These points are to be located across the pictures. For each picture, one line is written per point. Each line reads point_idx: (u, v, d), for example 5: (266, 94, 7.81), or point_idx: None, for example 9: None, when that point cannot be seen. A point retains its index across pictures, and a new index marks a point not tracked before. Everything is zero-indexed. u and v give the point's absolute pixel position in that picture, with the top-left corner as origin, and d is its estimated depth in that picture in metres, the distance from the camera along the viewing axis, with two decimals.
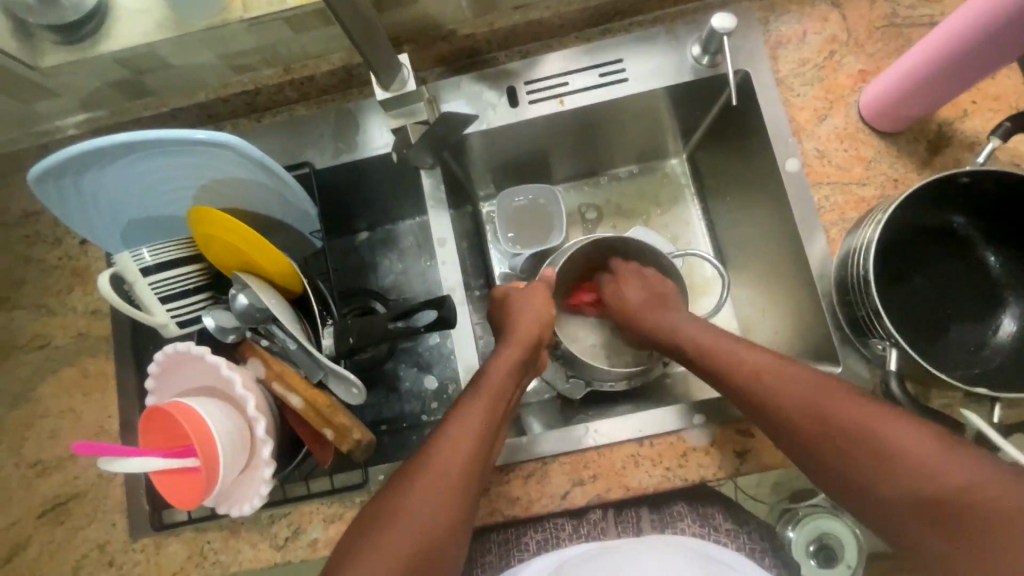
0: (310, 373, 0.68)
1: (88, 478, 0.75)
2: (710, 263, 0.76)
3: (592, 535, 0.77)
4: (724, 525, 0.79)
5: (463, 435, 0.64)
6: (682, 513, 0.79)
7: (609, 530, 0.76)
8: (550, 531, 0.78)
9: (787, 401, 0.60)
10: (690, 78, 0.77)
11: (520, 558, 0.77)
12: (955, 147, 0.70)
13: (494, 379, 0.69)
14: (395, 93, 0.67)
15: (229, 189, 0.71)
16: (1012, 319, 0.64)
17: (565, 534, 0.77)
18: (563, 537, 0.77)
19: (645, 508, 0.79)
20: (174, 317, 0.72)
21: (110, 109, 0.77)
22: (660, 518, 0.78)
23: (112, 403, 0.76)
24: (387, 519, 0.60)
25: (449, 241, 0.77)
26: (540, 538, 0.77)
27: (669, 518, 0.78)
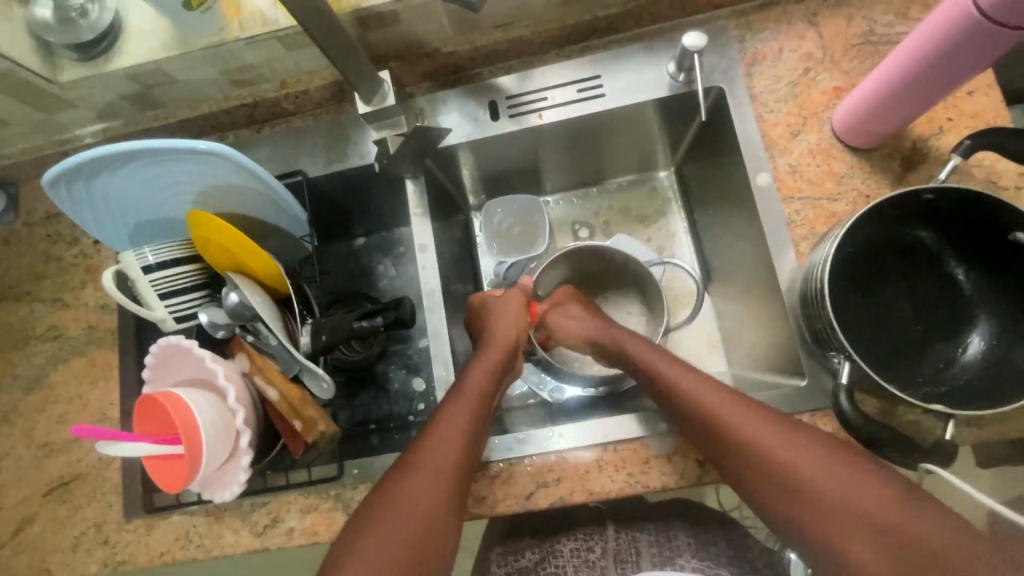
0: (287, 369, 0.74)
1: (91, 460, 0.80)
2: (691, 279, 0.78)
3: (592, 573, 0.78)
4: (725, 554, 0.78)
5: (447, 438, 0.66)
6: (682, 547, 0.77)
7: (611, 566, 0.77)
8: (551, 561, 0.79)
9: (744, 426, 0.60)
10: (667, 94, 0.79)
11: None
12: (930, 163, 0.70)
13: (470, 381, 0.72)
14: (376, 107, 0.71)
15: (223, 194, 0.76)
16: (980, 336, 0.64)
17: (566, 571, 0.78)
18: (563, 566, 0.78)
19: (645, 535, 0.80)
20: (172, 312, 0.77)
21: (125, 120, 0.84)
22: (660, 553, 0.77)
23: (114, 392, 0.82)
24: (381, 512, 0.62)
25: (430, 247, 0.81)
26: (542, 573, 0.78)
27: (669, 553, 0.77)
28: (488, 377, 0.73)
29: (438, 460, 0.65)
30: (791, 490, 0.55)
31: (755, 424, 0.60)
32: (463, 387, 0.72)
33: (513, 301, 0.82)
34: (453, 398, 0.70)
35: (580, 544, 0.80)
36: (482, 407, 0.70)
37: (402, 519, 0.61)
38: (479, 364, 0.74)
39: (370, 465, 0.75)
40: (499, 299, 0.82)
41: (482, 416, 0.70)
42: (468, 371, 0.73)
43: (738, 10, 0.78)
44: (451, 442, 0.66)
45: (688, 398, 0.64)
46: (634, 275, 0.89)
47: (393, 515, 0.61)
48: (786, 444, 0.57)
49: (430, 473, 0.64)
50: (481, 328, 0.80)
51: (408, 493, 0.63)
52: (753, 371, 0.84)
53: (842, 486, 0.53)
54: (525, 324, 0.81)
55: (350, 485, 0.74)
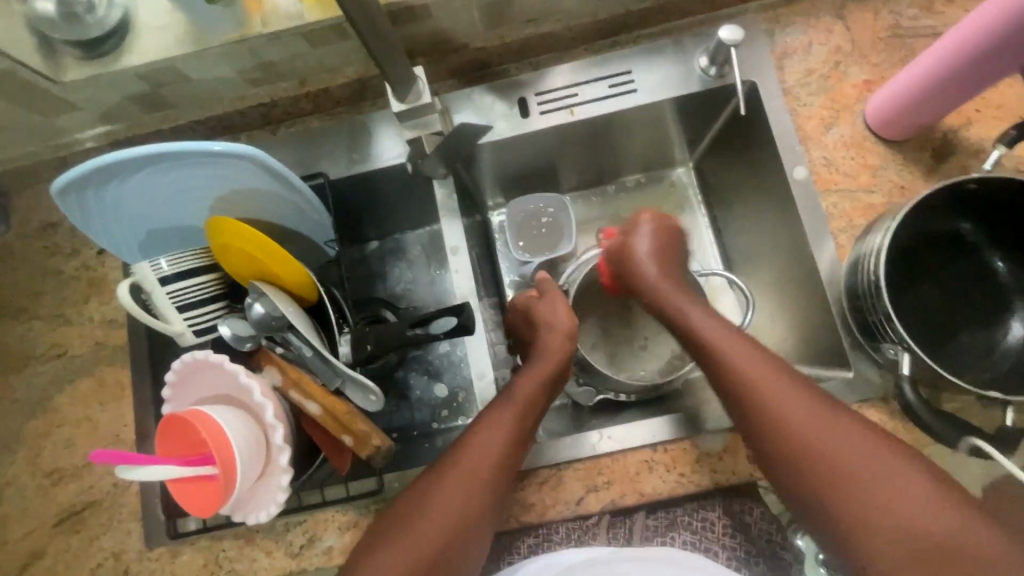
0: (328, 382, 0.69)
1: (105, 486, 0.75)
2: (725, 276, 0.75)
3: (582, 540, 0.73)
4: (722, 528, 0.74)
5: (487, 450, 0.64)
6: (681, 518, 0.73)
7: (600, 535, 0.73)
8: (544, 534, 0.74)
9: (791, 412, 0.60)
10: (698, 88, 0.78)
11: (510, 562, 0.75)
12: (960, 154, 0.72)
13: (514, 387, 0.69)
14: (410, 105, 0.68)
15: (246, 199, 0.72)
16: (1021, 323, 0.65)
17: (557, 539, 0.73)
18: (555, 541, 0.73)
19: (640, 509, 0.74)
20: (191, 325, 0.74)
21: (130, 123, 0.79)
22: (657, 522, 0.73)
23: (128, 412, 0.77)
24: (419, 506, 0.62)
25: (462, 249, 0.78)
26: (532, 542, 0.74)
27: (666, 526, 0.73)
28: (537, 385, 0.70)
29: (475, 468, 0.63)
30: (824, 471, 0.58)
31: (801, 408, 0.61)
32: (507, 398, 0.68)
33: (556, 301, 0.77)
34: (498, 407, 0.67)
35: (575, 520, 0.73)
36: (525, 416, 0.67)
37: (435, 524, 0.61)
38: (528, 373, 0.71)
39: (411, 477, 0.72)
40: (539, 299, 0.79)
41: (527, 427, 0.67)
42: (514, 380, 0.71)
43: (766, 4, 0.78)
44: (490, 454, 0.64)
45: (731, 370, 0.65)
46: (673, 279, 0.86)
47: (427, 519, 0.61)
48: (830, 428, 0.59)
49: (468, 480, 0.63)
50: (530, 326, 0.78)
51: (441, 503, 0.62)
52: None
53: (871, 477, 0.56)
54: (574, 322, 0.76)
55: (391, 499, 0.72)
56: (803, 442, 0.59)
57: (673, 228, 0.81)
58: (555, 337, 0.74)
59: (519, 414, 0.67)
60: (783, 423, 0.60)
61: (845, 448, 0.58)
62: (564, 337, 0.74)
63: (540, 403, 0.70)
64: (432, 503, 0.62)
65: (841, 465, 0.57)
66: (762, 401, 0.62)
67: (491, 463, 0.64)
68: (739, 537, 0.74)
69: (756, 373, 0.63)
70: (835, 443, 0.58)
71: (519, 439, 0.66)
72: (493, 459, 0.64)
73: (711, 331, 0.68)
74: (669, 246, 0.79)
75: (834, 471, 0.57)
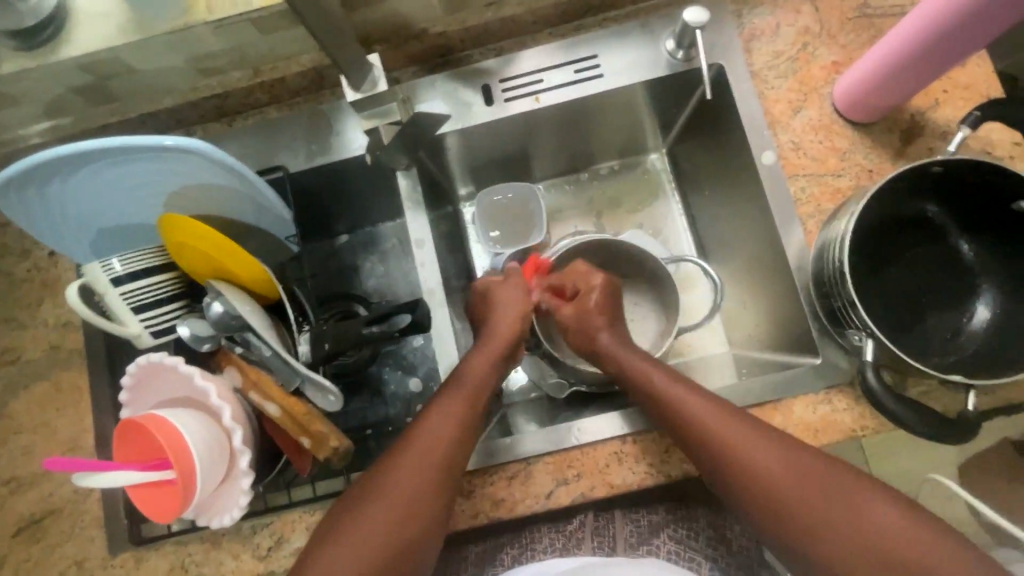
0: (287, 382, 0.67)
1: (65, 493, 0.73)
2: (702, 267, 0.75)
3: (567, 547, 0.79)
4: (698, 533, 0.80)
5: (435, 441, 0.63)
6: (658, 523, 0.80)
7: (585, 541, 0.78)
8: (528, 543, 0.80)
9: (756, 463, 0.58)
10: (665, 73, 0.77)
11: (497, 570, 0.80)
12: (929, 136, 0.71)
13: (473, 377, 0.68)
14: (365, 94, 0.66)
15: (199, 195, 0.70)
16: (987, 305, 0.65)
17: (542, 546, 0.79)
18: (538, 548, 0.78)
19: (619, 513, 0.80)
20: (148, 327, 0.71)
21: (78, 116, 0.76)
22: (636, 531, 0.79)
23: (86, 417, 0.75)
24: (377, 488, 0.61)
25: (427, 242, 0.77)
26: (517, 552, 0.80)
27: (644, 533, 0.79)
28: (488, 370, 0.70)
29: (418, 467, 0.62)
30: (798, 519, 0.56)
31: (764, 455, 0.59)
32: (455, 382, 0.68)
33: (516, 289, 0.77)
34: (449, 393, 0.67)
35: (558, 528, 0.80)
36: (477, 402, 0.67)
37: (379, 527, 0.59)
38: (478, 355, 0.70)
39: None
40: (500, 285, 0.77)
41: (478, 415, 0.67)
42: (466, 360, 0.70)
43: None
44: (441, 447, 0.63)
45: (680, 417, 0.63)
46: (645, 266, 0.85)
47: (369, 520, 0.59)
48: (791, 462, 0.58)
49: (410, 479, 0.61)
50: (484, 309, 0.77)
51: (385, 498, 0.60)
52: (754, 349, 0.84)
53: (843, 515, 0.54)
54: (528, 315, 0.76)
55: None
56: (766, 482, 0.58)
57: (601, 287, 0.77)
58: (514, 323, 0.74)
59: (470, 400, 0.67)
60: (742, 463, 0.59)
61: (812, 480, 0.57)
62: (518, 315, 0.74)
63: (491, 384, 0.69)
64: (372, 507, 0.60)
65: (811, 499, 0.56)
66: (715, 445, 0.61)
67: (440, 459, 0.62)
68: (716, 547, 0.79)
69: (705, 419, 0.62)
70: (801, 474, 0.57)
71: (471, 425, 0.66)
72: (441, 448, 0.63)
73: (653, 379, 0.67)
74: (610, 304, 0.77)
75: (800, 509, 0.56)
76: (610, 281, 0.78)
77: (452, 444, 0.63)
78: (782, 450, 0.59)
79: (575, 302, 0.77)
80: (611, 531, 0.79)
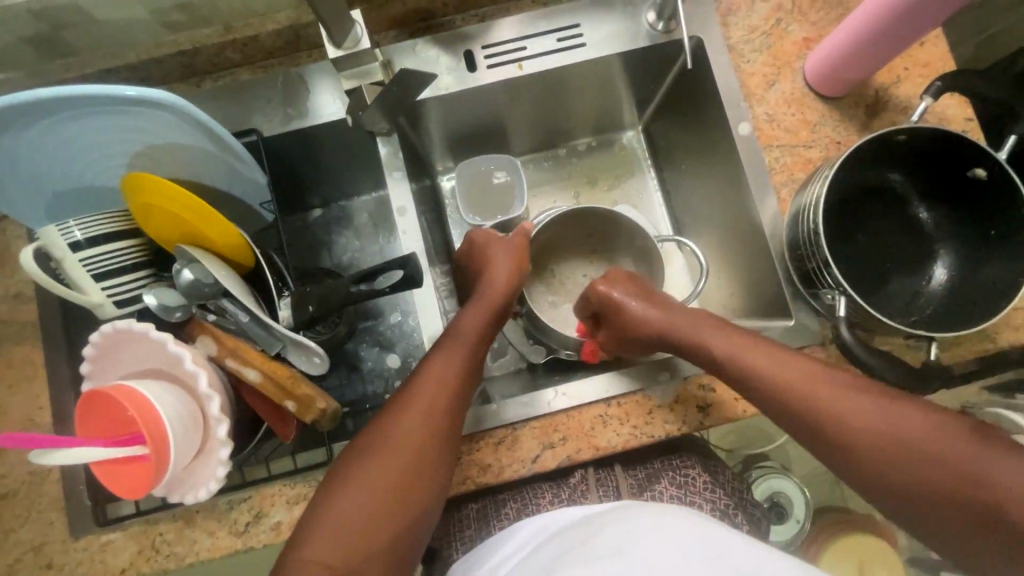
0: (268, 347, 0.64)
1: (19, 475, 0.68)
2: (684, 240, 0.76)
3: (574, 498, 0.76)
4: (700, 476, 0.80)
5: (407, 427, 0.61)
6: (659, 473, 0.79)
7: (590, 492, 0.76)
8: (529, 499, 0.77)
9: (815, 401, 0.60)
10: (646, 44, 0.78)
11: (501, 527, 0.76)
12: (891, 111, 0.75)
13: (466, 333, 0.68)
14: (348, 51, 0.63)
15: (167, 155, 0.66)
16: (944, 266, 0.69)
17: (546, 500, 0.76)
18: (543, 503, 0.76)
19: (621, 466, 0.79)
20: (111, 296, 0.67)
21: (29, 71, 0.71)
22: (639, 482, 0.78)
23: (42, 394, 0.70)
24: (373, 442, 0.61)
25: (410, 209, 0.75)
26: (518, 508, 0.77)
27: (648, 482, 0.78)
28: (483, 324, 0.70)
29: (390, 453, 0.60)
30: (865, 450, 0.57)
31: (826, 390, 0.60)
32: (446, 345, 0.67)
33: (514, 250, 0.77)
34: (441, 352, 0.66)
35: (560, 482, 0.77)
36: (471, 364, 0.67)
37: (386, 469, 0.59)
38: (474, 308, 0.71)
39: None
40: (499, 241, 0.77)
41: (468, 379, 0.66)
42: (456, 323, 0.69)
43: None
44: (413, 430, 0.61)
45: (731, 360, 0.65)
46: (625, 237, 0.87)
47: (335, 513, 0.58)
48: (887, 414, 0.57)
49: (381, 467, 0.60)
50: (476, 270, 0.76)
51: (356, 487, 0.59)
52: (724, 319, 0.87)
53: (918, 442, 0.55)
54: (523, 276, 0.76)
55: None
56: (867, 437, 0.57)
57: (624, 275, 0.77)
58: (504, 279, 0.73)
59: (466, 360, 0.66)
60: (838, 418, 0.59)
61: (906, 427, 0.56)
62: (513, 262, 0.75)
63: (483, 342, 0.70)
64: (339, 498, 0.58)
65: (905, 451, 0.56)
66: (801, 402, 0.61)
67: (413, 443, 0.61)
68: (714, 490, 0.80)
69: (800, 380, 0.61)
70: (903, 421, 0.57)
71: (452, 404, 0.64)
72: (444, 392, 0.63)
73: (736, 351, 0.65)
74: (638, 286, 0.75)
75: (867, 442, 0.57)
76: (620, 278, 0.76)
77: (430, 425, 0.62)
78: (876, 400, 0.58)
79: (607, 319, 0.75)
80: (615, 481, 0.77)
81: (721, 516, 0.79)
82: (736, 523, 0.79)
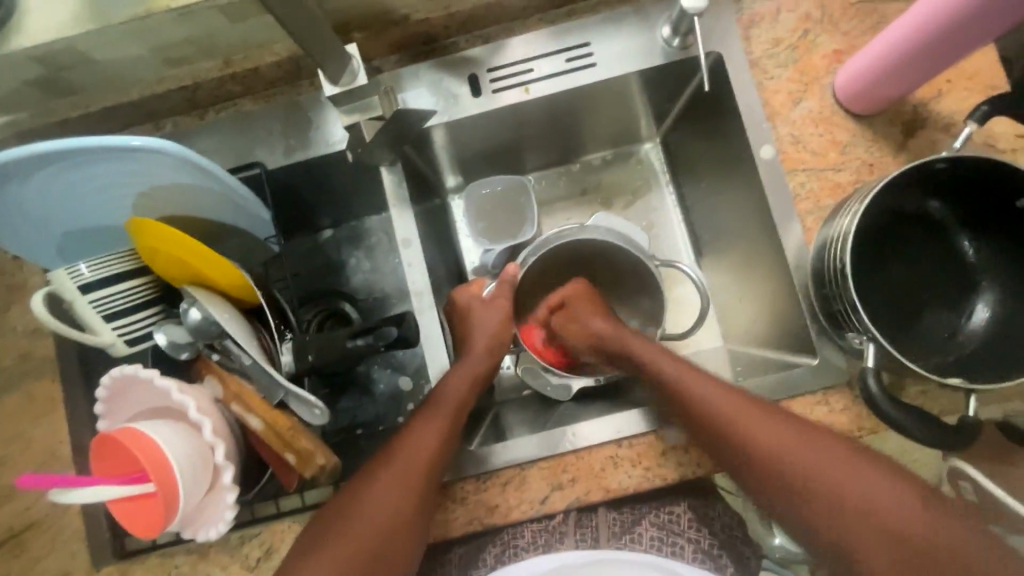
0: (270, 395, 0.64)
1: (42, 507, 0.71)
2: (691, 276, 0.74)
3: (550, 543, 0.74)
4: (684, 513, 0.77)
5: (376, 500, 0.61)
6: (643, 513, 0.76)
7: (568, 535, 0.74)
8: (508, 541, 0.76)
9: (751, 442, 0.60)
10: (661, 62, 0.73)
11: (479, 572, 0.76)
12: (931, 128, 0.69)
13: (450, 396, 0.67)
14: (344, 87, 0.61)
15: (171, 195, 0.66)
16: (986, 304, 0.64)
17: (523, 543, 0.75)
18: (520, 546, 0.75)
19: (604, 507, 0.76)
20: (121, 335, 0.68)
21: (36, 111, 0.71)
22: (621, 520, 0.76)
23: (62, 428, 0.72)
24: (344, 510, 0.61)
25: (414, 242, 0.73)
26: (499, 551, 0.75)
27: (628, 524, 0.75)
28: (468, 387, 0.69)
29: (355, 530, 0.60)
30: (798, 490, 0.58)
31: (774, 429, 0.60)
32: (437, 403, 0.67)
33: (497, 310, 0.76)
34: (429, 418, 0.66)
35: (541, 522, 0.75)
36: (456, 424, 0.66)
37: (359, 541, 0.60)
38: (456, 372, 0.70)
39: None
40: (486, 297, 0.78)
41: (456, 431, 0.66)
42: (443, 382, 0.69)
43: None
44: (383, 505, 0.61)
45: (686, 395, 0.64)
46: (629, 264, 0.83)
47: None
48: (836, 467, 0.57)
49: (348, 542, 0.60)
50: (464, 321, 0.76)
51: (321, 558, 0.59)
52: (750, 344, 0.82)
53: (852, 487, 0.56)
54: (510, 331, 0.76)
55: None
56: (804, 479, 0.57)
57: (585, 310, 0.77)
58: (493, 339, 0.74)
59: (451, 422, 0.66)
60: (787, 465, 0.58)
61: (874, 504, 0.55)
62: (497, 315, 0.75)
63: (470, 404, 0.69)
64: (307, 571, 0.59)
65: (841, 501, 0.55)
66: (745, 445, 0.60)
67: (381, 517, 0.61)
68: (699, 530, 0.77)
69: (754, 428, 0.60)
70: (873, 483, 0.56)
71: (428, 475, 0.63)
72: (427, 452, 0.64)
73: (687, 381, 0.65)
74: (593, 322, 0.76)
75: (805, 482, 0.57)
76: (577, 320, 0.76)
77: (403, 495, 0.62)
78: (850, 471, 0.57)
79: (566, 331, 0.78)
80: (596, 522, 0.75)
81: (706, 559, 0.77)
82: (721, 566, 0.77)
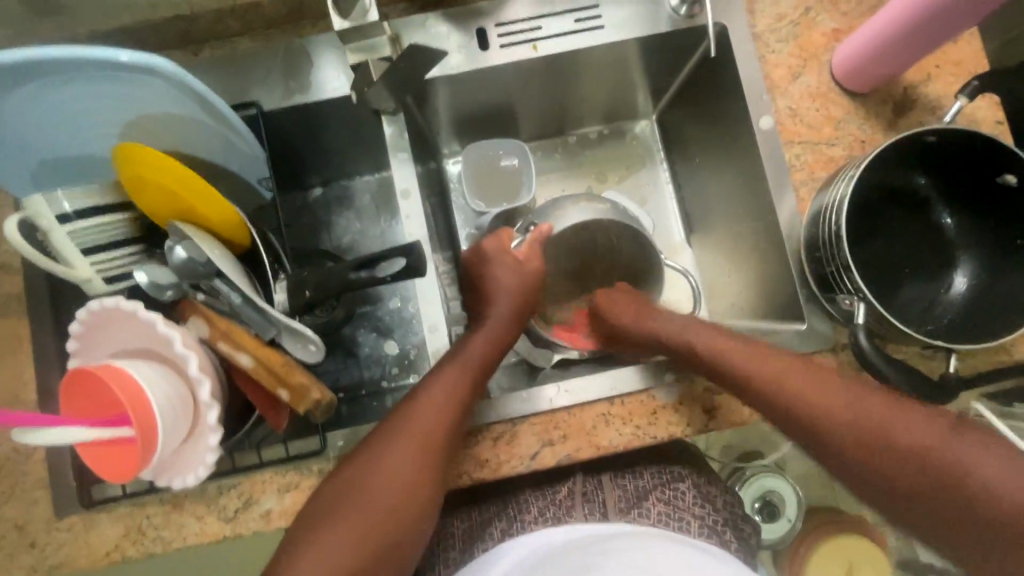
0: (262, 332, 0.62)
1: (2, 452, 0.67)
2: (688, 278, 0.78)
3: (558, 517, 0.74)
4: (688, 489, 0.78)
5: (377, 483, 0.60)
6: (647, 486, 0.77)
7: (575, 509, 0.74)
8: (515, 516, 0.76)
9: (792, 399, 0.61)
10: (667, 29, 0.74)
11: (484, 548, 0.75)
12: (919, 110, 0.72)
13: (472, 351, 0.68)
14: (354, 23, 0.60)
15: (162, 126, 0.63)
16: (964, 275, 0.67)
17: (529, 517, 0.74)
18: (527, 519, 0.74)
19: (608, 475, 0.78)
20: (99, 271, 0.65)
21: (17, 29, 0.67)
22: (626, 494, 0.76)
23: (26, 369, 0.68)
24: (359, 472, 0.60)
25: (414, 193, 0.72)
26: (505, 525, 0.75)
27: (635, 497, 0.76)
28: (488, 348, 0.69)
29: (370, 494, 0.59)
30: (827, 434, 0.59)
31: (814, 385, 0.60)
32: (459, 356, 0.67)
33: (513, 268, 0.74)
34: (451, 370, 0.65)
35: (546, 495, 0.76)
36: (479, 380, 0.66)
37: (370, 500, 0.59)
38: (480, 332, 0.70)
39: (356, 434, 0.69)
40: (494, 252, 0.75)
41: (479, 386, 0.66)
42: (463, 347, 0.68)
43: None
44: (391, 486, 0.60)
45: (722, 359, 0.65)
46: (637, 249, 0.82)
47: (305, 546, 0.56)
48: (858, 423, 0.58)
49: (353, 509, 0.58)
50: (477, 284, 0.75)
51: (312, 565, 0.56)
52: (734, 317, 0.84)
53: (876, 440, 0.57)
54: (531, 286, 0.75)
55: (335, 458, 0.67)
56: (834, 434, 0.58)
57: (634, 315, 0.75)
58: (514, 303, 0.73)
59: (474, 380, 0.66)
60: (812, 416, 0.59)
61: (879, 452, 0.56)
62: (516, 272, 0.74)
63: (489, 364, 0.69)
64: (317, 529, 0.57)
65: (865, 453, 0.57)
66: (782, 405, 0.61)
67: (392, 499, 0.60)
68: (703, 506, 0.77)
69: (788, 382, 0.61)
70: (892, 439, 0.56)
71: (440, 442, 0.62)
72: (449, 405, 0.63)
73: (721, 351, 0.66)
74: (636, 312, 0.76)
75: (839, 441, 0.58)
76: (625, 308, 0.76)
77: (414, 470, 0.61)
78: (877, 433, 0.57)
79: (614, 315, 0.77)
80: (602, 496, 0.76)
81: (712, 534, 0.75)
82: (726, 542, 0.76)
